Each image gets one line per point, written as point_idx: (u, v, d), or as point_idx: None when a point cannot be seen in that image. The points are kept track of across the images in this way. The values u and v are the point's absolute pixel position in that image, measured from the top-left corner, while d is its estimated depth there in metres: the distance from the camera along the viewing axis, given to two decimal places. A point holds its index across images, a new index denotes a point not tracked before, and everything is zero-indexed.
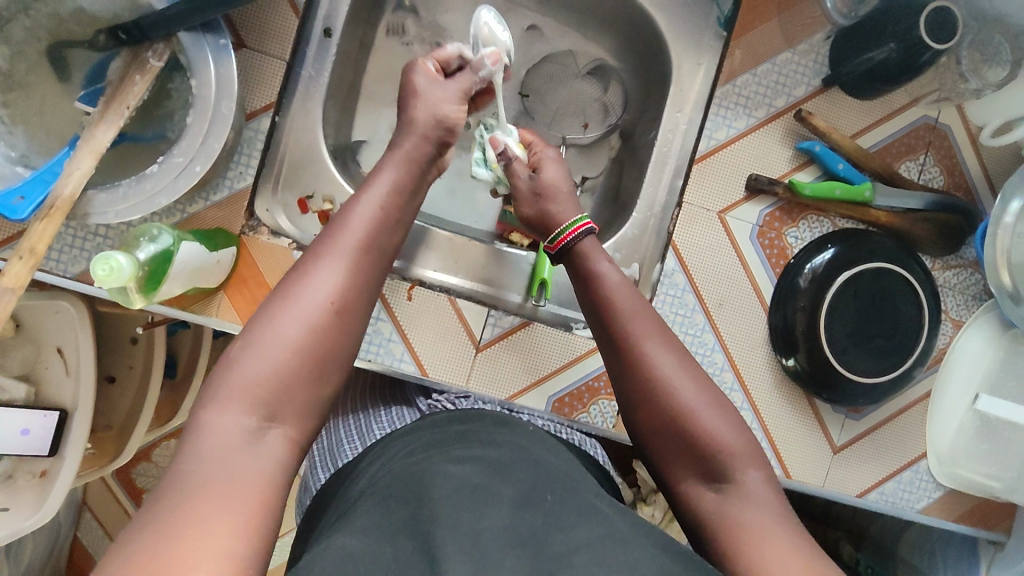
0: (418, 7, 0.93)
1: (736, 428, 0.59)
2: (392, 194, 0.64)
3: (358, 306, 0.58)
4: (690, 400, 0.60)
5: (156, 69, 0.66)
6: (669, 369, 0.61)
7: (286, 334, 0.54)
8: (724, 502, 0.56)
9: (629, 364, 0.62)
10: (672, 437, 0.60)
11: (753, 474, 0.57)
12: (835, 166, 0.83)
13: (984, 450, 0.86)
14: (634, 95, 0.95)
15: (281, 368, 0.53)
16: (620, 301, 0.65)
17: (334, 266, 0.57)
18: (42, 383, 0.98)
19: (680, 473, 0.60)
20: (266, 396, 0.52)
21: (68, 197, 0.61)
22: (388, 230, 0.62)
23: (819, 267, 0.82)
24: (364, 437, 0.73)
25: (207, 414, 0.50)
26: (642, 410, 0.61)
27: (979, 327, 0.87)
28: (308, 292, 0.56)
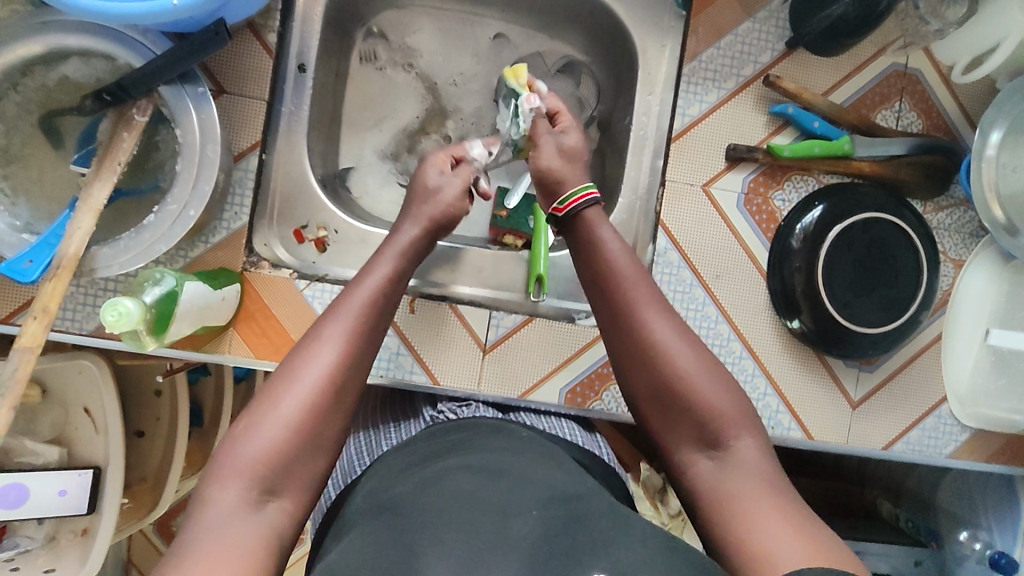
0: (386, 32, 0.96)
1: (730, 393, 0.60)
2: (393, 275, 0.66)
3: (356, 385, 0.59)
4: (686, 367, 0.60)
5: (141, 124, 0.68)
6: (672, 339, 0.61)
7: (285, 417, 0.54)
8: (718, 469, 0.57)
9: (630, 334, 0.62)
10: (669, 406, 0.60)
11: (747, 441, 0.58)
12: (811, 125, 0.83)
13: (1003, 384, 0.84)
14: (606, 85, 0.97)
15: (281, 446, 0.54)
16: (620, 273, 0.65)
17: (334, 344, 0.58)
18: (73, 444, 1.01)
19: (674, 442, 0.60)
20: (265, 472, 0.53)
21: (72, 256, 0.63)
22: (387, 301, 0.64)
23: (809, 225, 0.83)
24: (371, 453, 0.75)
25: (211, 489, 0.52)
26: (645, 377, 0.61)
27: (980, 264, 0.88)
28: (307, 374, 0.56)
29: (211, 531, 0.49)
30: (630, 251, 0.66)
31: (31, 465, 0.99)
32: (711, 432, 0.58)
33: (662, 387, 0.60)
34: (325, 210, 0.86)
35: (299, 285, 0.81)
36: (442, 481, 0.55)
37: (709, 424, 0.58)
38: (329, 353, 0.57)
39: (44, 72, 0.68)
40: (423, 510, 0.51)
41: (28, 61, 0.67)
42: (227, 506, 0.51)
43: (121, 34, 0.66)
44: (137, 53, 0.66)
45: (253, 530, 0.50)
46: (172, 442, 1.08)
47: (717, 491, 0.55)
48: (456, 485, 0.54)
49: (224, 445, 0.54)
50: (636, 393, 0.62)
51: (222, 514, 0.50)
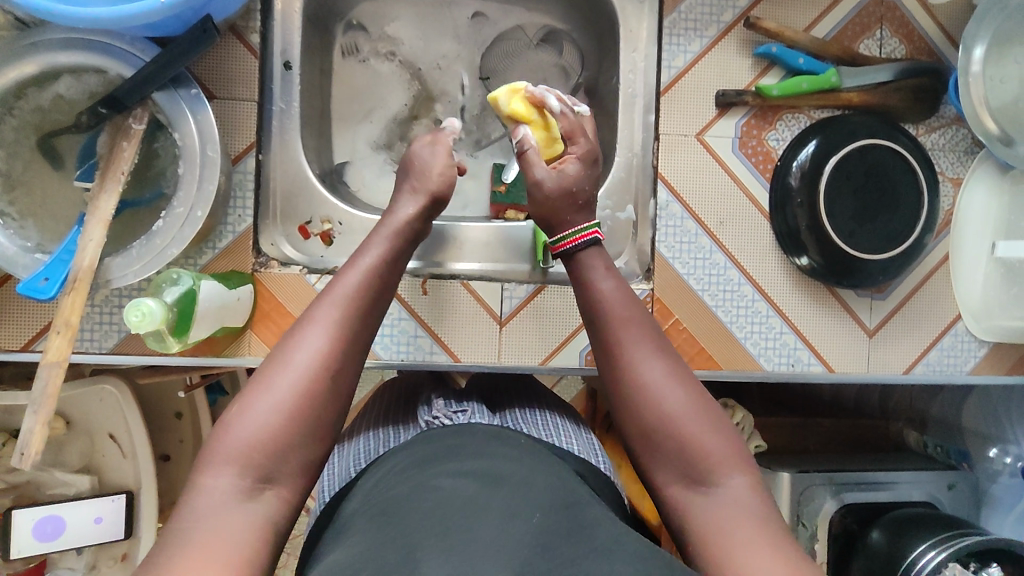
0: (365, 23, 0.96)
1: (722, 434, 0.57)
2: (382, 261, 0.64)
3: (351, 366, 0.58)
4: (675, 403, 0.57)
5: (139, 131, 0.68)
6: (660, 378, 0.59)
7: (277, 401, 0.54)
8: (707, 505, 0.53)
9: (618, 373, 0.60)
10: (660, 440, 0.57)
11: (738, 479, 0.54)
12: (796, 62, 0.84)
13: (1017, 293, 0.85)
14: (589, 51, 0.97)
15: (273, 431, 0.53)
16: (611, 311, 0.63)
17: (321, 329, 0.57)
18: (103, 470, 1.01)
19: (663, 478, 0.57)
20: (260, 458, 0.52)
21: (88, 267, 0.64)
22: (380, 291, 0.63)
23: (805, 162, 0.83)
24: (369, 455, 0.69)
25: (200, 477, 0.51)
26: (632, 416, 0.59)
27: (979, 179, 0.88)
28: (297, 357, 0.55)
29: (201, 519, 0.48)
30: (626, 287, 0.65)
31: (64, 496, 0.99)
32: (701, 472, 0.55)
33: (649, 425, 0.57)
34: (326, 202, 0.86)
35: (311, 281, 0.82)
36: (434, 485, 0.53)
37: (699, 465, 0.55)
38: (316, 337, 0.56)
39: (38, 93, 0.69)
40: (426, 511, 0.50)
41: (21, 83, 0.67)
42: (222, 496, 0.50)
43: (109, 46, 0.66)
44: (127, 62, 0.67)
45: (248, 517, 0.49)
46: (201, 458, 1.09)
47: (704, 528, 0.52)
48: (450, 492, 0.52)
49: (216, 432, 0.53)
50: (624, 429, 0.59)
51: (216, 496, 0.50)
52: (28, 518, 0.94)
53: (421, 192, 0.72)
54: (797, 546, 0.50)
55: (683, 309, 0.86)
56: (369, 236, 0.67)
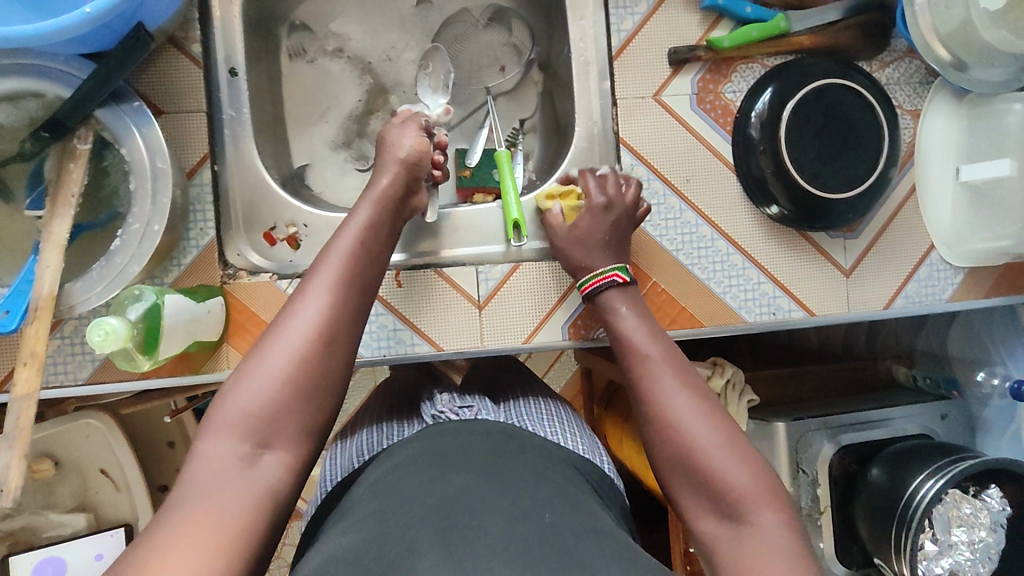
0: (309, 23, 0.95)
1: (755, 466, 0.57)
2: (365, 232, 0.67)
3: (346, 332, 0.60)
4: (701, 434, 0.59)
5: (85, 151, 0.66)
6: (689, 409, 0.61)
7: (274, 367, 0.56)
8: (736, 538, 0.54)
9: (649, 403, 0.63)
10: (687, 465, 0.58)
11: (769, 515, 0.54)
12: (744, 11, 0.84)
13: (984, 216, 0.86)
14: (537, 26, 0.97)
15: (271, 397, 0.55)
16: (641, 351, 0.67)
17: (318, 300, 0.60)
18: (98, 507, 0.99)
19: (695, 510, 0.58)
20: (257, 425, 0.54)
21: (48, 295, 0.62)
22: (369, 264, 0.66)
23: (763, 110, 0.84)
24: (371, 447, 0.70)
25: (202, 445, 0.53)
26: (661, 443, 0.61)
27: (936, 108, 0.89)
28: (293, 326, 0.58)
29: (181, 509, 0.48)
30: (661, 340, 0.68)
31: (62, 536, 0.97)
32: (732, 505, 0.56)
33: (679, 453, 0.59)
34: (289, 206, 0.84)
35: (282, 287, 0.80)
36: (446, 484, 0.53)
37: (728, 498, 0.56)
38: (314, 309, 0.59)
39: None
40: (422, 509, 0.50)
41: None
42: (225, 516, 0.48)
43: (43, 68, 0.65)
44: (65, 83, 0.65)
45: (240, 497, 0.50)
46: None
47: (731, 561, 0.53)
48: (463, 487, 0.52)
49: (216, 399, 0.56)
50: (654, 457, 0.62)
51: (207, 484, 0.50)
52: (26, 562, 0.93)
53: (392, 159, 0.74)
54: None
55: (660, 270, 0.86)
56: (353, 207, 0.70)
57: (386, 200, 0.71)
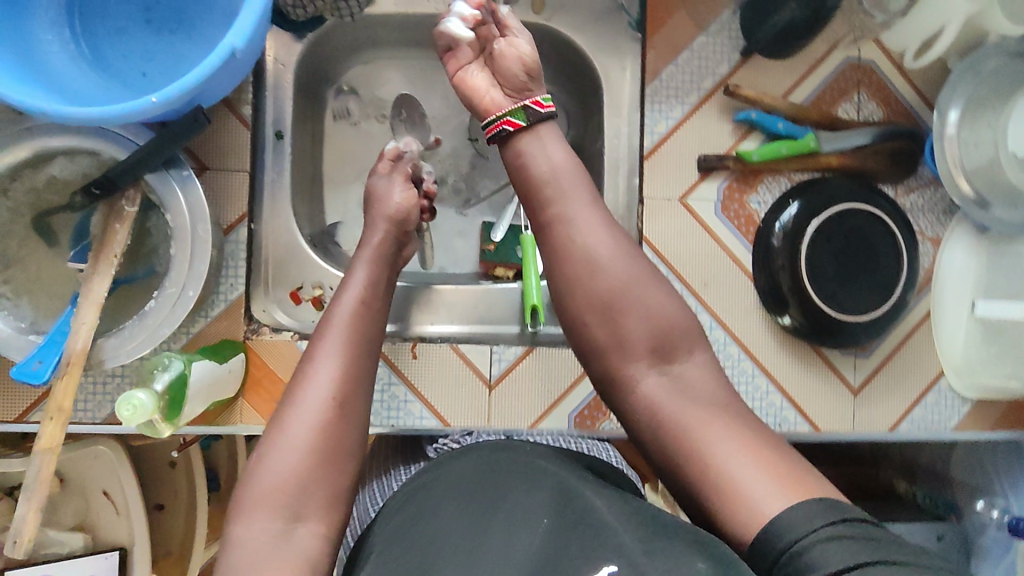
0: (356, 88, 0.98)
1: (666, 294, 0.65)
2: (366, 289, 0.71)
3: (359, 394, 0.64)
4: (620, 278, 0.64)
5: (132, 213, 0.69)
6: (610, 251, 0.65)
7: (296, 440, 0.59)
8: (670, 379, 0.62)
9: (574, 250, 0.65)
10: (618, 321, 0.64)
11: (696, 355, 0.64)
12: (776, 127, 0.86)
13: (995, 353, 0.88)
14: (574, 112, 0.99)
15: (298, 470, 0.58)
16: (562, 182, 0.67)
17: (329, 364, 0.63)
18: (96, 528, 1.02)
19: (629, 367, 0.63)
20: (286, 498, 0.57)
21: (81, 350, 0.65)
22: (371, 317, 0.69)
23: (787, 223, 0.85)
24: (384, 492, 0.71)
25: (237, 528, 0.56)
26: (591, 293, 0.64)
27: (958, 239, 0.90)
28: (308, 396, 0.61)
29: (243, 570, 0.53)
30: (573, 155, 0.68)
31: (59, 554, 1.00)
32: (665, 348, 0.63)
33: (609, 299, 0.64)
34: (317, 269, 0.88)
35: (302, 347, 0.83)
36: (432, 518, 0.54)
37: (664, 342, 0.63)
38: (326, 374, 0.62)
39: (32, 175, 0.70)
40: (428, 546, 0.51)
41: (15, 166, 0.68)
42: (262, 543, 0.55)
43: (104, 130, 0.68)
44: (121, 146, 0.68)
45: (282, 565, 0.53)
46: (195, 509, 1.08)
47: (674, 414, 0.60)
48: (457, 512, 0.53)
49: (247, 476, 0.58)
50: (584, 312, 0.65)
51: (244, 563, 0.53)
52: None
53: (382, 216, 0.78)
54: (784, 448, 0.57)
55: None
56: (352, 265, 0.74)
57: (380, 256, 0.75)
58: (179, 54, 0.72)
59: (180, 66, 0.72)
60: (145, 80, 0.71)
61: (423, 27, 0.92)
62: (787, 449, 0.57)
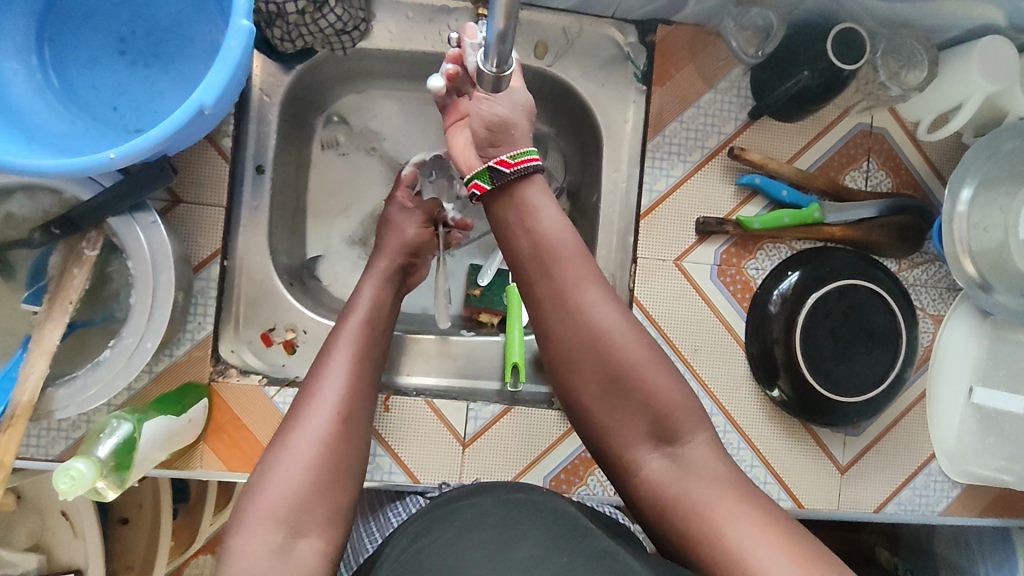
0: (347, 118, 0.94)
1: (674, 378, 0.60)
2: (375, 307, 0.70)
3: (363, 411, 0.62)
4: (630, 355, 0.59)
5: (92, 258, 0.66)
6: (615, 326, 0.59)
7: (302, 449, 0.56)
8: (675, 463, 0.58)
9: (575, 327, 0.59)
10: (623, 396, 0.59)
11: (701, 436, 0.59)
12: (780, 194, 0.83)
13: (991, 444, 0.84)
14: (573, 156, 0.95)
15: (303, 482, 0.55)
16: (558, 250, 0.59)
17: (336, 378, 0.62)
18: (52, 548, 0.97)
19: (631, 445, 0.59)
20: (290, 512, 0.53)
21: (27, 403, 0.62)
22: (377, 334, 0.69)
23: (786, 291, 0.82)
24: (382, 527, 0.73)
25: (237, 540, 0.52)
26: (592, 370, 0.59)
27: (960, 319, 0.87)
28: (317, 407, 0.59)
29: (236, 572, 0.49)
30: (565, 218, 0.60)
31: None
32: (667, 429, 0.58)
33: (610, 377, 0.59)
34: (292, 310, 0.85)
35: (269, 392, 0.79)
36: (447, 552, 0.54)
37: (666, 424, 0.58)
38: (333, 388, 0.61)
39: None
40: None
41: None
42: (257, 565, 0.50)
43: None
44: (85, 186, 0.64)
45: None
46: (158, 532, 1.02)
47: (681, 493, 0.56)
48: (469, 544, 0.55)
49: (246, 492, 0.55)
50: (583, 391, 0.60)
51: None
52: None
53: (397, 243, 0.76)
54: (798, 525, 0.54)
55: None
56: (362, 281, 0.73)
57: (391, 271, 0.75)
58: (153, 89, 0.69)
59: (153, 102, 0.69)
60: (116, 115, 0.68)
61: (420, 63, 0.88)
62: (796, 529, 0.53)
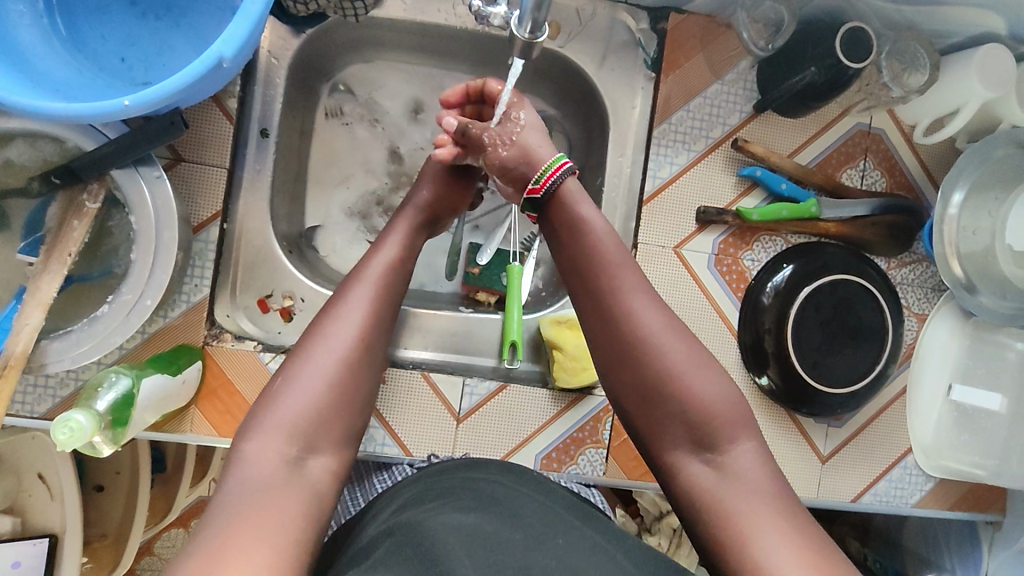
0: (352, 87, 0.93)
1: (726, 389, 0.61)
2: (403, 241, 0.70)
3: (381, 340, 0.63)
4: (677, 359, 0.61)
5: (93, 211, 0.65)
6: (658, 328, 0.62)
7: (321, 371, 0.58)
8: (715, 472, 0.58)
9: (616, 328, 0.63)
10: (665, 400, 0.60)
11: (743, 445, 0.59)
12: (779, 187, 0.84)
13: (966, 439, 0.88)
14: (577, 140, 0.96)
15: (318, 402, 0.57)
16: (605, 256, 0.65)
17: (360, 305, 0.62)
18: (27, 511, 0.91)
19: (670, 448, 0.61)
20: (304, 429, 0.56)
21: (20, 354, 0.61)
22: (404, 262, 0.69)
23: (780, 283, 0.83)
24: (366, 494, 0.76)
25: (247, 444, 0.54)
26: (634, 370, 0.62)
27: (942, 319, 0.90)
28: (338, 330, 0.60)
29: (228, 511, 0.49)
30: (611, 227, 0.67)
31: None
32: (712, 438, 0.59)
33: (652, 383, 0.61)
34: (289, 277, 0.84)
35: (264, 359, 0.78)
36: (443, 525, 0.55)
37: (711, 433, 0.59)
38: (356, 314, 0.61)
39: None
40: (433, 542, 0.53)
41: None
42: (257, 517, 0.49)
43: None
44: (90, 136, 0.63)
45: (288, 502, 0.51)
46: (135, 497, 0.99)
47: (711, 498, 0.57)
48: (473, 525, 0.55)
49: (262, 404, 0.57)
50: (623, 392, 0.63)
51: (252, 490, 0.51)
52: None
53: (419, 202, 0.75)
54: (809, 521, 0.55)
55: None
56: (394, 224, 0.72)
57: (420, 218, 0.74)
58: (163, 44, 0.68)
59: (163, 56, 0.68)
60: (123, 67, 0.67)
61: (431, 35, 0.88)
62: (805, 516, 0.56)
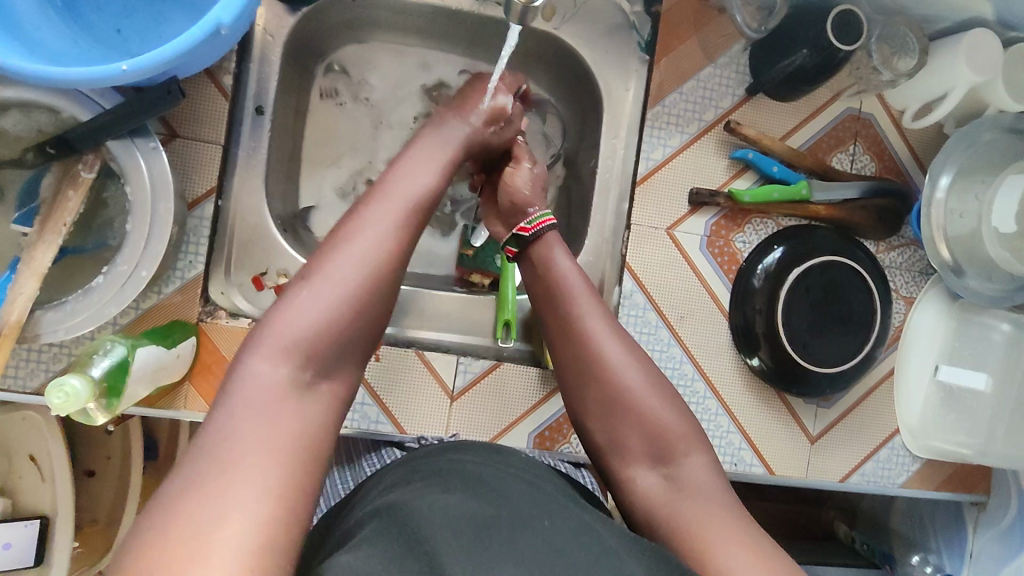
0: (347, 68, 0.93)
1: (679, 411, 0.63)
2: (430, 168, 0.68)
3: (405, 257, 0.60)
4: (633, 380, 0.63)
5: (89, 180, 0.65)
6: (616, 353, 0.64)
7: (343, 276, 0.56)
8: (669, 484, 0.60)
9: (576, 350, 0.65)
10: (621, 415, 0.62)
11: (695, 458, 0.61)
12: (770, 169, 0.85)
13: (953, 419, 0.89)
14: (572, 123, 0.97)
15: (330, 320, 0.54)
16: (567, 289, 0.68)
17: (383, 222, 0.60)
18: (18, 492, 0.90)
19: (625, 461, 0.62)
20: (316, 345, 0.53)
21: (14, 322, 0.61)
22: (432, 190, 0.66)
23: (771, 265, 0.84)
24: (356, 476, 0.79)
25: (260, 348, 0.52)
26: (596, 385, 0.64)
27: (930, 300, 0.91)
28: (360, 243, 0.58)
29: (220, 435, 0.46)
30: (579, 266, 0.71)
31: None
32: (666, 452, 0.61)
33: (608, 398, 0.63)
34: (285, 256, 0.85)
35: None
36: (438, 498, 0.53)
37: (665, 449, 0.61)
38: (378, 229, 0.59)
39: None
40: (421, 523, 0.50)
41: None
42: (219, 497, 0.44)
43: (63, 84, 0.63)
44: (82, 105, 0.63)
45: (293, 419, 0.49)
46: (127, 479, 0.98)
47: (672, 509, 0.58)
48: (458, 508, 0.52)
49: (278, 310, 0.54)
50: (584, 405, 0.65)
51: (256, 407, 0.49)
52: None
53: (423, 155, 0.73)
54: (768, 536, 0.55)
55: None
56: (426, 149, 0.71)
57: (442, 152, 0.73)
58: (159, 15, 0.70)
59: (159, 27, 0.69)
60: (119, 38, 0.68)
61: (427, 16, 0.88)
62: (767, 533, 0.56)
